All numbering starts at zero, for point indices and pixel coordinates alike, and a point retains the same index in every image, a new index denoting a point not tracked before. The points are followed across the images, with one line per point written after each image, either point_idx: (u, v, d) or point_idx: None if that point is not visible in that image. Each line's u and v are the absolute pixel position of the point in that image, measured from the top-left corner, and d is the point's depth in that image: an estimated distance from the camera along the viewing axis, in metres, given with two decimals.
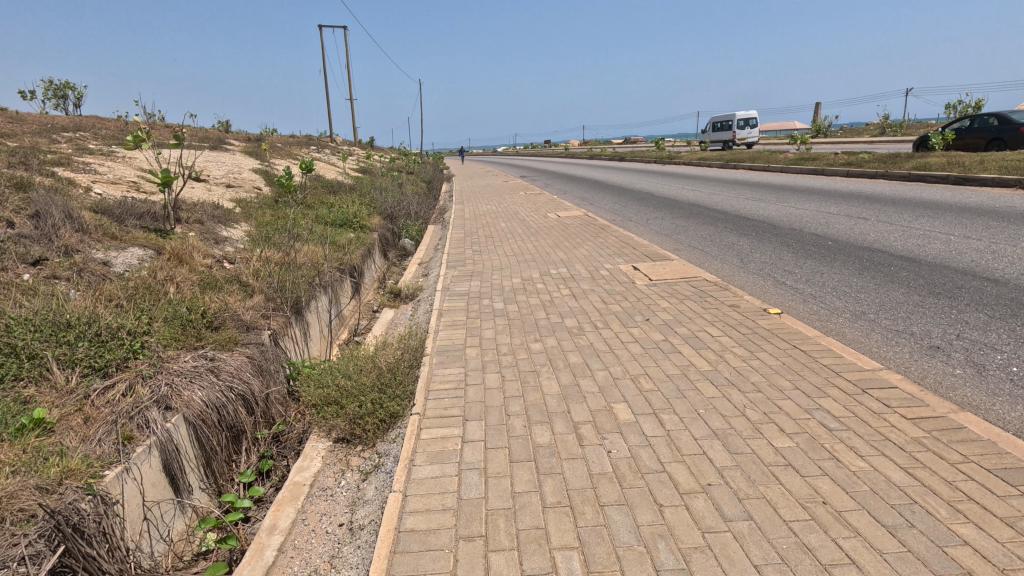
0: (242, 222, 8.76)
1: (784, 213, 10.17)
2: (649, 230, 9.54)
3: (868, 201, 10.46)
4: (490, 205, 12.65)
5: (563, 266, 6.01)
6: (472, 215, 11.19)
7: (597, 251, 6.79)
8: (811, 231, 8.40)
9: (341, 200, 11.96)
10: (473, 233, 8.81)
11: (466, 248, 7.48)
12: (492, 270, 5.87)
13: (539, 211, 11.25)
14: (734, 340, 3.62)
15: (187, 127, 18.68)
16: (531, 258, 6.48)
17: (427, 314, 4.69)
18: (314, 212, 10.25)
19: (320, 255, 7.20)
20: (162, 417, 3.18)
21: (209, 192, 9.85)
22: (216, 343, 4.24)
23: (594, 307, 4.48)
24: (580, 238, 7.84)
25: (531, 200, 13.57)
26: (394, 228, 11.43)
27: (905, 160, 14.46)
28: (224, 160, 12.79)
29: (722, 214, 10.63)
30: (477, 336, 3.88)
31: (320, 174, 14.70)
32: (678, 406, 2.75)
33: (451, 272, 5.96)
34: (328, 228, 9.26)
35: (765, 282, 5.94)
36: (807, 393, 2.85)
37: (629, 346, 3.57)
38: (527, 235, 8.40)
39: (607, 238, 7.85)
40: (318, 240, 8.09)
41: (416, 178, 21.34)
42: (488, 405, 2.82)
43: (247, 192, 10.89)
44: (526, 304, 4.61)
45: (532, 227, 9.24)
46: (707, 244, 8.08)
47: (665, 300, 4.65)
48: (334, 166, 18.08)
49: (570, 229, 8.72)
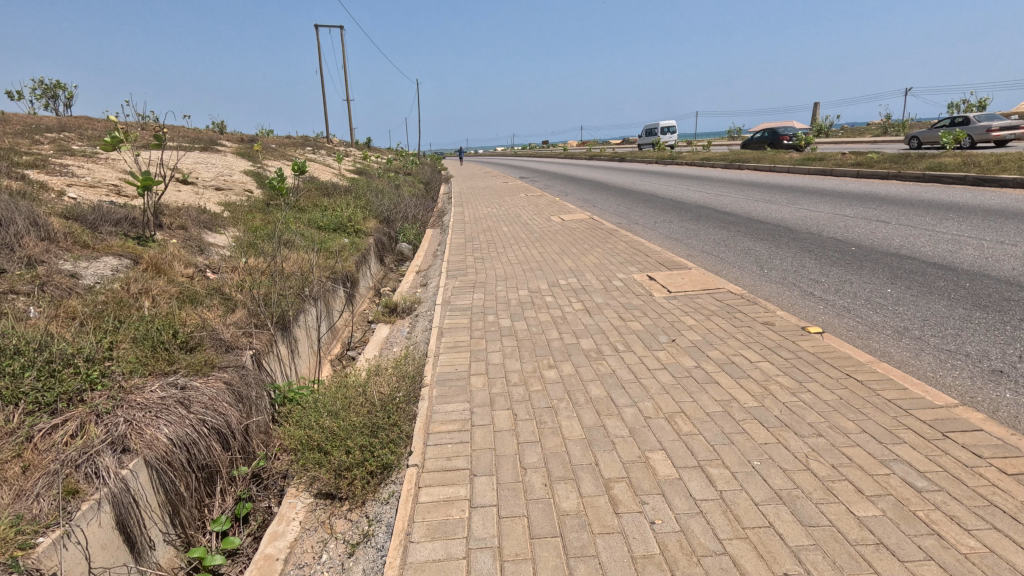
0: (230, 228, 8.30)
1: (798, 216, 9.73)
2: (658, 234, 9.10)
3: (886, 203, 10.01)
4: (491, 208, 12.20)
5: (573, 276, 5.57)
6: (472, 218, 10.75)
7: (607, 258, 6.35)
8: (832, 235, 7.95)
9: (336, 203, 11.50)
10: (474, 239, 8.37)
11: (467, 255, 7.02)
12: (496, 281, 5.42)
13: (541, 214, 10.80)
14: (776, 367, 3.18)
15: (179, 129, 18.23)
16: (537, 266, 6.03)
17: (426, 332, 4.24)
18: (307, 216, 9.80)
19: (311, 263, 6.75)
20: (115, 464, 2.71)
21: (196, 195, 9.38)
22: (188, 368, 3.77)
23: (611, 325, 4.03)
24: (587, 244, 7.39)
25: (532, 202, 13.13)
26: (391, 232, 10.97)
27: (917, 161, 14.05)
28: (213, 161, 12.32)
29: (733, 217, 10.19)
30: (483, 361, 3.42)
31: (314, 176, 14.25)
32: (727, 456, 2.30)
33: (452, 282, 5.50)
34: (321, 233, 8.80)
35: (791, 293, 5.50)
36: (878, 438, 2.40)
37: (657, 374, 3.12)
38: (531, 241, 7.96)
39: (616, 243, 7.41)
40: (310, 247, 7.63)
41: (413, 179, 20.88)
42: (499, 454, 2.37)
43: (237, 195, 10.44)
44: (535, 321, 4.17)
45: (536, 232, 8.80)
46: (722, 250, 7.64)
47: (689, 316, 4.20)
48: (329, 167, 17.62)
49: (576, 234, 8.28)
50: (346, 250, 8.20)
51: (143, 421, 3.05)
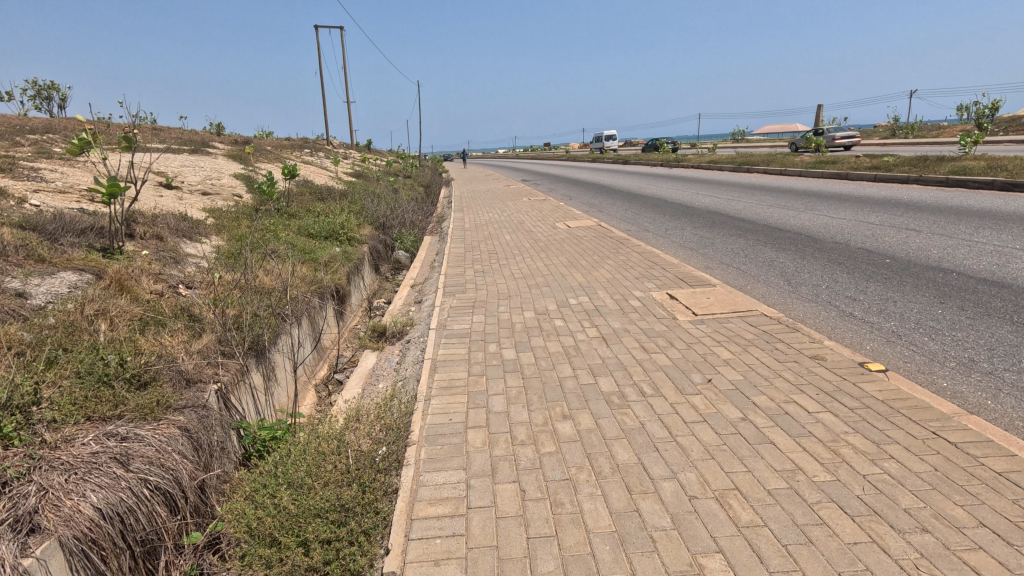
0: (213, 237, 7.76)
1: (819, 223, 9.14)
2: (671, 243, 8.53)
3: (913, 210, 9.40)
4: (492, 213, 11.63)
5: (583, 295, 4.99)
6: (472, 225, 10.19)
7: (619, 272, 5.77)
8: (861, 245, 7.35)
9: (329, 209, 10.93)
10: (474, 248, 7.80)
11: (466, 268, 6.45)
12: (498, 300, 4.85)
13: (545, 221, 10.23)
14: (841, 419, 2.60)
15: (171, 132, 17.72)
16: (543, 282, 5.47)
17: (417, 365, 3.66)
18: (297, 223, 9.24)
19: (296, 277, 6.19)
20: (15, 554, 2.14)
21: (179, 201, 8.84)
22: (134, 410, 3.19)
23: (633, 358, 3.45)
24: (597, 254, 6.81)
25: (536, 207, 12.55)
26: (387, 240, 10.42)
27: (937, 165, 13.47)
28: (202, 164, 11.77)
29: (750, 224, 9.61)
30: (483, 409, 2.85)
31: (309, 180, 13.71)
32: (809, 564, 1.73)
33: (449, 301, 4.93)
34: (310, 242, 8.25)
35: (829, 313, 4.91)
36: (1003, 534, 1.82)
37: (697, 431, 2.54)
38: (535, 251, 7.39)
39: (628, 254, 6.84)
40: (297, 258, 7.07)
41: (412, 182, 20.30)
42: (503, 560, 1.80)
43: (224, 200, 9.90)
44: (544, 352, 3.59)
45: (540, 241, 8.22)
46: (743, 262, 7.06)
47: (721, 347, 3.62)
48: (325, 171, 17.07)
49: (584, 243, 7.71)
50: (336, 260, 7.64)
51: (61, 491, 2.48)
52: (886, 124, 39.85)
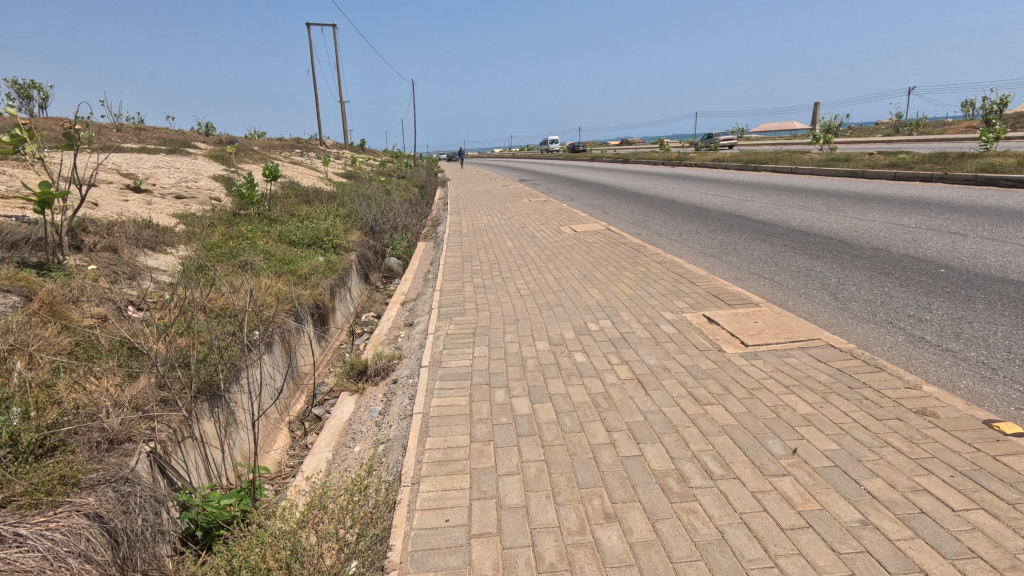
0: (181, 246, 6.93)
1: (849, 226, 8.37)
2: (690, 249, 7.77)
3: (950, 211, 8.63)
4: (490, 216, 10.81)
5: (603, 318, 4.19)
6: (469, 229, 9.37)
7: (641, 288, 4.98)
8: (904, 251, 6.58)
9: (314, 214, 10.10)
10: (472, 258, 6.98)
11: (464, 281, 5.64)
12: (503, 326, 4.06)
13: (550, 225, 9.45)
14: (1006, 524, 1.81)
15: (152, 135, 16.86)
16: (555, 301, 4.69)
17: (402, 422, 2.87)
18: (276, 230, 8.41)
19: (267, 296, 5.38)
20: None
21: (146, 206, 8.01)
22: (24, 495, 2.39)
23: (682, 413, 2.67)
24: (611, 264, 6.01)
25: (537, 209, 11.76)
26: (378, 246, 9.61)
27: (961, 162, 12.71)
28: (178, 165, 10.92)
29: (772, 227, 8.84)
30: (493, 503, 2.06)
31: (295, 182, 12.87)
32: None
33: (444, 327, 4.13)
34: (290, 251, 7.42)
35: (897, 338, 4.15)
36: None
37: (804, 546, 1.76)
38: (541, 260, 6.58)
39: (648, 262, 6.06)
40: (271, 271, 6.25)
41: (404, 183, 19.41)
42: None
43: (199, 205, 9.07)
44: (567, 404, 2.81)
45: (545, 248, 7.41)
46: (776, 271, 6.29)
47: (791, 393, 2.84)
48: (314, 171, 16.20)
49: (595, 250, 6.92)
50: (317, 271, 6.81)
51: None
52: (890, 122, 39.18)
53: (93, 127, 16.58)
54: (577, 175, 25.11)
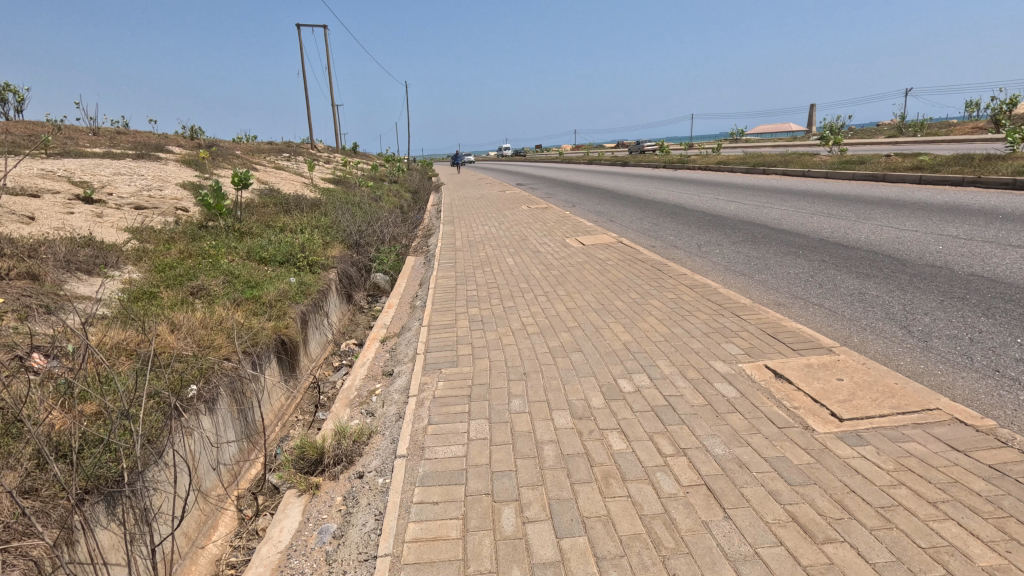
0: (127, 267, 5.96)
1: (891, 238, 7.47)
2: (714, 266, 6.86)
3: (1001, 219, 7.73)
4: (487, 227, 9.84)
5: (636, 371, 3.23)
6: (463, 242, 8.39)
7: (675, 325, 4.02)
8: (969, 268, 5.68)
9: (292, 226, 9.11)
10: (467, 277, 6.01)
11: (456, 313, 4.67)
12: (507, 385, 3.10)
13: (553, 237, 8.50)
14: None
15: (125, 140, 15.86)
16: (571, 343, 3.74)
17: (361, 567, 1.91)
18: (246, 246, 7.42)
19: (217, 333, 4.41)
20: None
21: (95, 219, 7.02)
22: None
23: (792, 563, 1.73)
24: (632, 289, 5.06)
25: (538, 218, 10.82)
26: (362, 261, 8.64)
27: (991, 164, 11.82)
28: (143, 172, 9.94)
29: (802, 239, 7.93)
30: None
31: (276, 189, 11.90)
32: None
33: (430, 387, 3.17)
34: (257, 272, 6.43)
35: (1015, 392, 3.21)
36: None
37: None
38: (547, 280, 5.63)
39: (675, 286, 5.13)
40: (228, 299, 5.27)
41: (396, 188, 18.40)
42: None
43: (160, 217, 8.09)
44: (612, 541, 1.86)
45: (551, 264, 6.45)
46: (823, 295, 5.37)
47: (948, 517, 1.89)
48: (298, 177, 15.21)
49: (609, 268, 5.98)
50: (285, 296, 5.81)
51: None
52: (893, 124, 38.46)
53: (63, 133, 15.59)
54: (576, 178, 24.22)
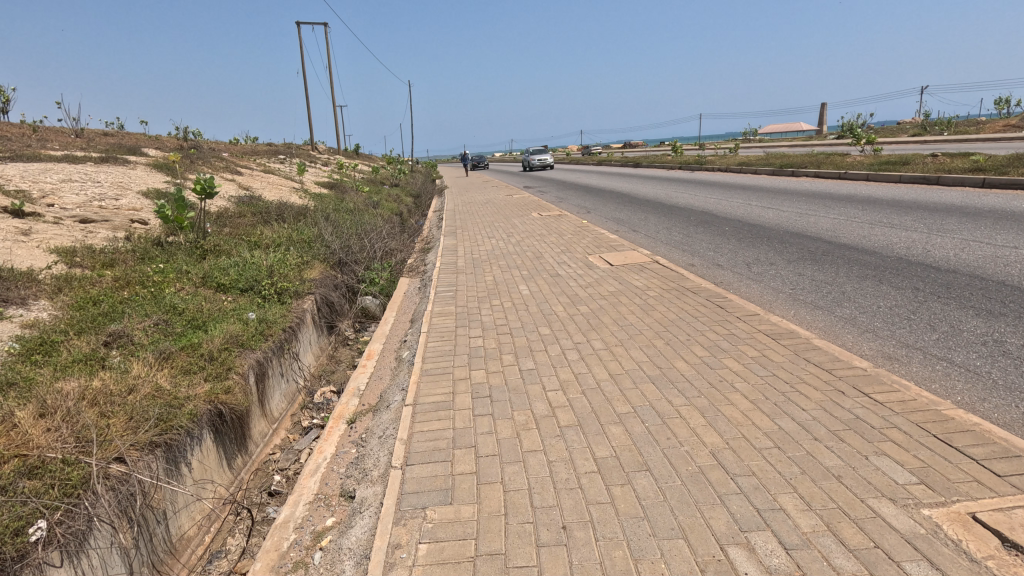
0: (37, 303, 4.69)
1: (988, 256, 6.12)
2: (778, 294, 5.54)
3: None
4: (494, 240, 8.53)
5: (754, 531, 1.90)
6: (466, 261, 7.05)
7: (779, 415, 2.67)
8: None
9: (266, 241, 7.81)
10: (469, 313, 4.68)
11: (453, 379, 3.34)
12: (537, 561, 1.79)
13: (573, 254, 7.19)
14: None
15: (101, 143, 14.69)
16: (628, 452, 2.41)
17: None
18: (203, 269, 6.13)
19: (116, 414, 3.12)
20: None
21: (16, 238, 5.77)
22: None
23: None
24: (692, 341, 3.71)
25: (552, 229, 9.48)
26: (348, 282, 7.37)
27: None
28: (101, 177, 8.71)
29: (874, 257, 6.60)
30: None
31: (258, 197, 10.65)
32: None
33: (405, 559, 1.86)
34: (206, 307, 5.13)
35: None
36: None
37: None
38: (575, 319, 4.31)
39: (751, 334, 3.80)
40: (153, 352, 3.97)
41: (395, 193, 17.11)
42: None
43: (106, 233, 6.83)
44: None
45: (576, 294, 5.13)
46: (944, 342, 4.04)
47: None
48: (288, 182, 13.95)
49: (653, 303, 4.66)
50: (233, 342, 4.49)
51: None
52: (917, 122, 36.85)
53: (36, 136, 14.45)
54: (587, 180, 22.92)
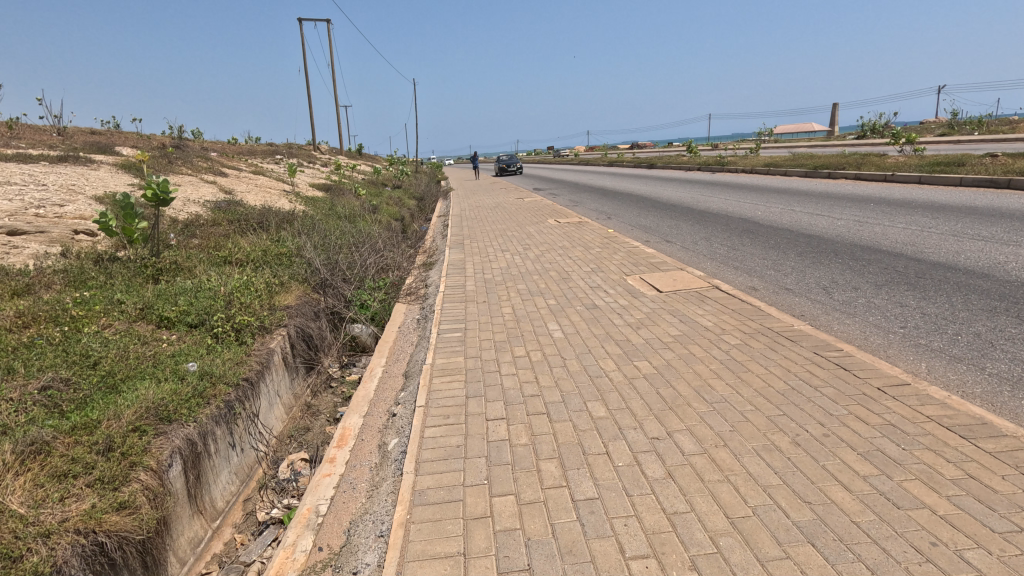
0: None
1: None
2: (889, 337, 4.22)
3: None
4: (508, 254, 7.24)
5: None
6: (476, 283, 5.72)
7: None
8: None
9: (236, 258, 6.51)
10: (483, 371, 3.36)
11: (463, 520, 2.02)
12: None
13: (607, 274, 5.89)
14: None
15: (76, 141, 13.50)
16: None
17: None
18: (145, 296, 4.84)
19: None
20: None
21: None
22: None
23: None
24: (834, 441, 2.38)
25: (574, 239, 8.20)
26: (333, 305, 6.14)
27: None
28: (50, 180, 7.47)
29: (990, 282, 5.26)
30: None
31: (239, 202, 9.40)
32: None
33: None
34: (132, 356, 3.84)
35: None
36: None
37: None
38: (637, 388, 3.00)
39: (914, 422, 2.49)
40: (18, 442, 2.68)
41: (396, 195, 15.83)
42: None
43: (36, 249, 5.57)
44: None
45: (626, 338, 3.83)
46: None
47: None
48: (277, 184, 12.66)
49: (739, 357, 3.36)
50: (151, 416, 3.17)
51: None
52: (943, 121, 35.29)
53: (7, 134, 13.29)
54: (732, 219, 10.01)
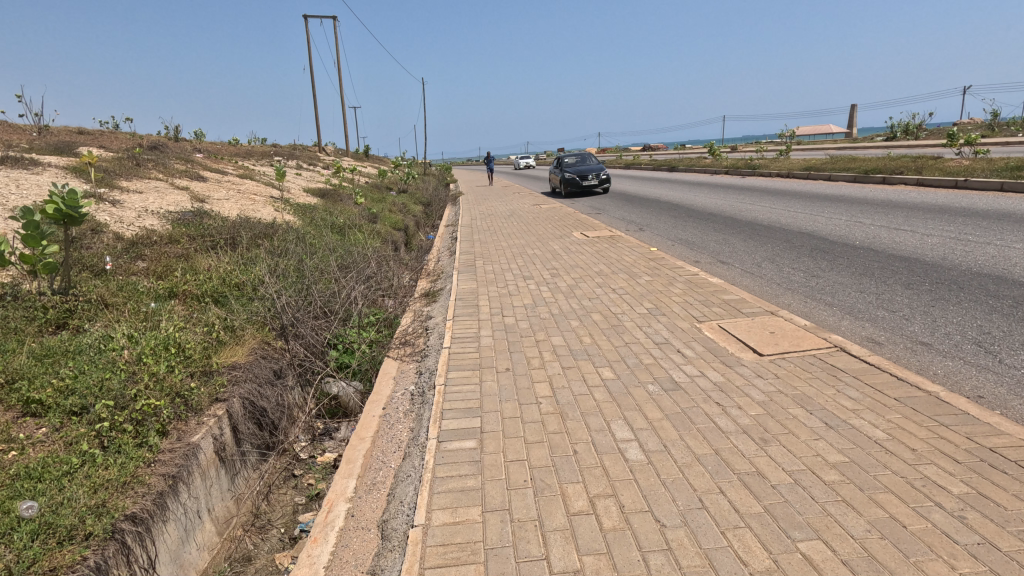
0: None
1: None
2: None
3: None
4: (532, 283, 5.70)
5: None
6: (494, 333, 4.18)
7: None
8: None
9: (183, 288, 5.04)
10: (519, 562, 1.81)
11: None
12: None
13: (670, 319, 4.34)
14: None
15: (46, 140, 12.14)
16: None
17: None
18: (17, 360, 3.35)
19: None
20: None
21: None
22: None
23: None
24: None
25: (612, 261, 6.64)
26: (302, 359, 4.59)
27: None
28: None
29: None
30: None
31: (212, 212, 7.94)
32: None
33: None
34: None
35: None
36: None
37: None
38: None
39: None
40: None
41: (401, 201, 14.35)
42: None
43: None
44: None
45: (753, 467, 2.27)
46: None
47: None
48: (266, 189, 11.19)
49: (998, 540, 1.79)
50: None
51: None
52: (981, 123, 33.31)
53: None
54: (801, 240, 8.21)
